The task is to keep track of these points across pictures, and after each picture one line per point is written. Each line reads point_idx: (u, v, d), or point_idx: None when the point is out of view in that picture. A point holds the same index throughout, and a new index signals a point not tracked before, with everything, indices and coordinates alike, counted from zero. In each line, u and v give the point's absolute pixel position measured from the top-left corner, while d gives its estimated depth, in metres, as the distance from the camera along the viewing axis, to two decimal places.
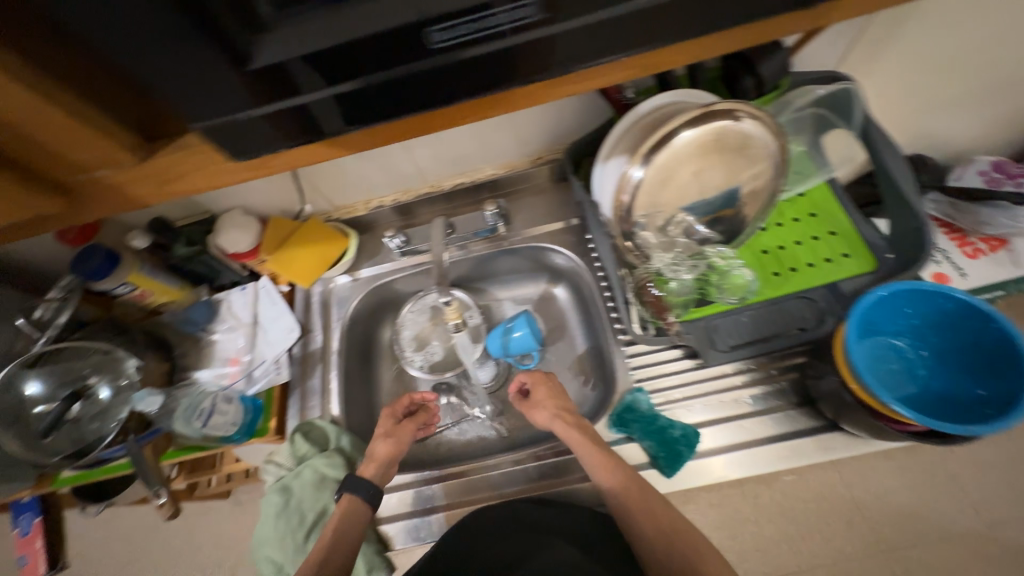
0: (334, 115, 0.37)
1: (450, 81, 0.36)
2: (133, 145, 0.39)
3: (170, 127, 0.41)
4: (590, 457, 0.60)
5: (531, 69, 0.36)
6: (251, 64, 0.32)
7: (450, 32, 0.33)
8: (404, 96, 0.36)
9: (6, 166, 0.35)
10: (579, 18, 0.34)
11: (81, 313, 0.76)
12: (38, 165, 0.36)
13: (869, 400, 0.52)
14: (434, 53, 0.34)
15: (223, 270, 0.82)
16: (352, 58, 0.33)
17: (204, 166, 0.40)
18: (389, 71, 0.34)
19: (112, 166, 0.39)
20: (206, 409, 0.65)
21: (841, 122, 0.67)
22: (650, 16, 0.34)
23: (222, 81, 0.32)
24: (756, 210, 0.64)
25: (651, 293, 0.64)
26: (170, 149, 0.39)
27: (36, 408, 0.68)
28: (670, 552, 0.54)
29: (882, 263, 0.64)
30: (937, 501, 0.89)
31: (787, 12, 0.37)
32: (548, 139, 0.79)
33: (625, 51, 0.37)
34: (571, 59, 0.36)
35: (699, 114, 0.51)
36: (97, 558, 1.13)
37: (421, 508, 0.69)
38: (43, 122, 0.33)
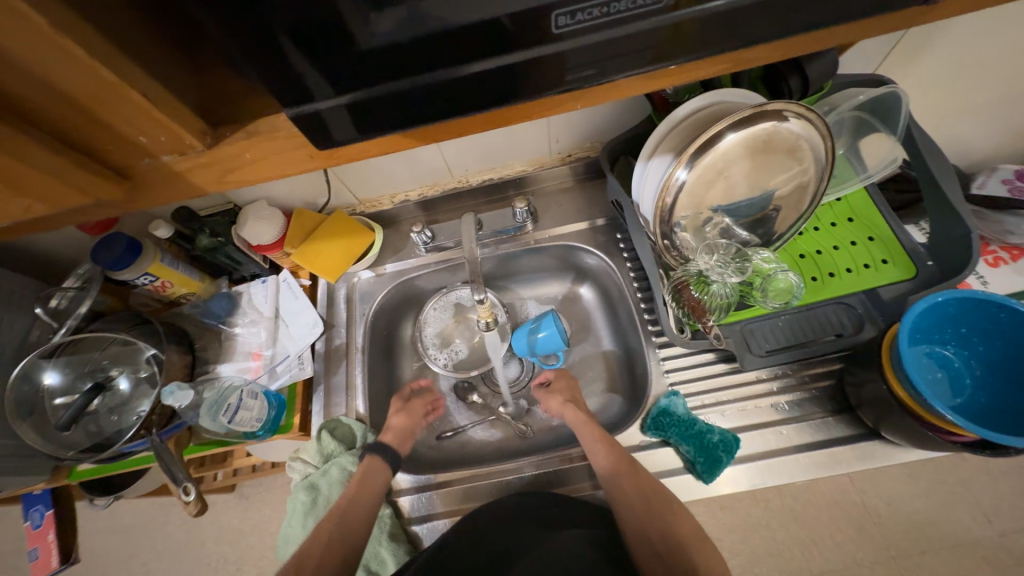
0: (415, 108, 0.32)
1: (507, 81, 0.32)
2: (198, 129, 0.32)
3: (237, 106, 0.34)
4: (591, 441, 0.64)
5: (637, 63, 0.32)
6: (358, 44, 0.27)
7: (576, 19, 0.29)
8: (495, 88, 0.32)
9: (60, 147, 0.29)
10: (678, 13, 0.30)
11: (99, 303, 0.74)
12: (99, 144, 0.30)
13: (918, 409, 0.52)
14: (546, 39, 0.30)
15: (246, 263, 0.80)
16: (454, 44, 0.29)
17: (280, 152, 0.34)
18: (451, 70, 0.30)
19: (177, 152, 0.32)
20: (233, 404, 0.63)
21: (882, 126, 0.64)
22: (764, 8, 0.31)
23: (302, 67, 0.28)
24: (795, 212, 0.63)
25: (690, 296, 0.62)
26: (239, 133, 0.32)
27: (54, 399, 0.66)
28: (656, 531, 0.56)
29: (922, 270, 0.63)
30: (949, 511, 0.88)
31: (893, 9, 0.33)
32: (579, 137, 0.78)
33: (723, 47, 0.33)
34: (676, 54, 0.32)
35: (749, 114, 0.50)
36: (104, 548, 1.12)
37: (418, 515, 0.66)
38: (99, 96, 0.27)
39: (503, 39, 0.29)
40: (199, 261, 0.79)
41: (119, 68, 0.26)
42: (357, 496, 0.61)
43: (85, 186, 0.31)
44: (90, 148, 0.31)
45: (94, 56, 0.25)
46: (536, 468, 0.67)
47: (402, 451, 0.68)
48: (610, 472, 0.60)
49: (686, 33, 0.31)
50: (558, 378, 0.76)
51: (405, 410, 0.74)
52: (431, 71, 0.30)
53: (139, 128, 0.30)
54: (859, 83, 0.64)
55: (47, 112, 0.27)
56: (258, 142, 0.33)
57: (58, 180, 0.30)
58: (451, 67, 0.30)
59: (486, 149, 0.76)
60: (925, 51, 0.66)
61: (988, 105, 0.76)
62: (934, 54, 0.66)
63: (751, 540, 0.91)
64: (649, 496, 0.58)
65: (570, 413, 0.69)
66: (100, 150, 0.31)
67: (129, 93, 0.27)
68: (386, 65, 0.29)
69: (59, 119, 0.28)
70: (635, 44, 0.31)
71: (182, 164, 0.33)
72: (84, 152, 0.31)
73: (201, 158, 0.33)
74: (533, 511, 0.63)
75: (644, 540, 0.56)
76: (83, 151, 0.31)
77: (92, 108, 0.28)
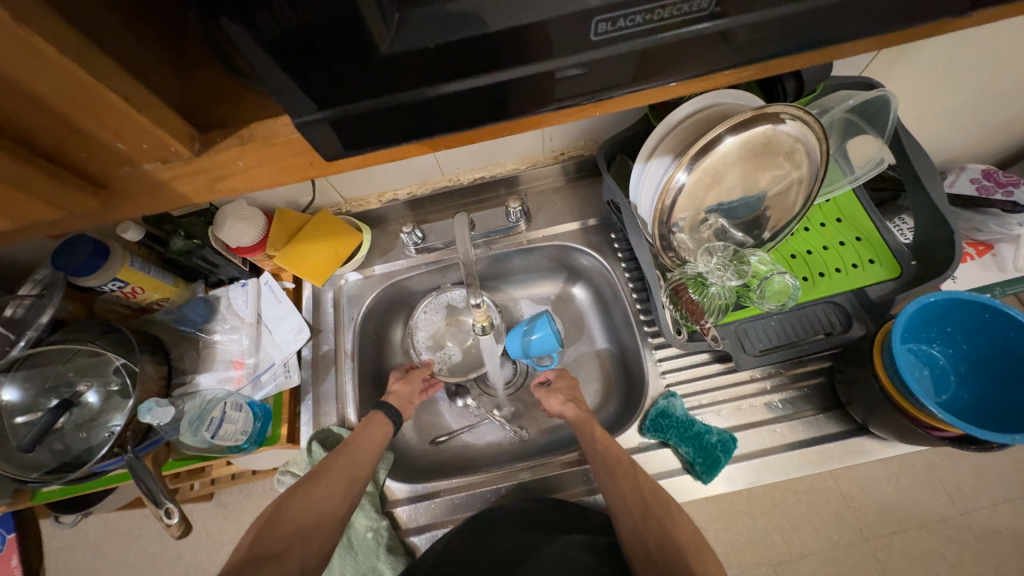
0: (435, 118, 0.30)
1: (534, 89, 0.30)
2: (183, 134, 0.29)
3: (224, 108, 0.31)
4: (590, 444, 0.63)
5: (663, 76, 0.32)
6: (379, 49, 0.26)
7: (616, 26, 0.28)
8: (520, 100, 0.31)
9: (29, 155, 0.27)
10: (718, 24, 0.29)
11: (60, 311, 0.69)
12: (65, 150, 0.27)
13: (905, 405, 0.53)
14: (585, 47, 0.28)
15: (224, 266, 0.75)
16: (482, 51, 0.27)
17: (272, 159, 0.31)
18: (480, 77, 0.29)
19: (159, 160, 0.29)
20: (216, 418, 0.60)
21: (871, 129, 0.66)
22: (796, 22, 0.30)
23: (316, 71, 0.26)
24: (788, 214, 0.64)
25: (687, 297, 0.62)
26: (229, 140, 0.30)
27: (15, 418, 0.61)
28: (653, 536, 0.54)
29: (906, 270, 0.65)
30: (918, 494, 0.92)
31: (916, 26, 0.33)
32: (573, 136, 0.76)
33: (749, 61, 0.32)
34: (705, 66, 0.32)
35: (748, 117, 0.50)
36: (70, 566, 1.05)
37: (412, 526, 0.64)
38: (72, 97, 0.24)
39: (539, 46, 0.28)
40: (173, 265, 0.75)
41: (93, 68, 0.24)
42: (360, 441, 0.62)
43: (57, 198, 0.28)
44: (62, 155, 0.28)
45: (63, 52, 0.22)
46: (532, 473, 0.66)
47: (404, 414, 0.70)
48: (608, 469, 0.60)
49: (718, 45, 0.30)
50: (561, 377, 0.75)
51: (405, 378, 0.75)
52: (463, 78, 0.28)
53: (116, 133, 0.27)
54: (849, 86, 0.66)
55: (10, 116, 0.25)
56: (253, 149, 0.30)
57: (26, 190, 0.27)
58: (483, 74, 0.29)
59: (478, 147, 0.73)
60: (913, 58, 0.66)
61: (966, 109, 0.77)
62: (919, 62, 0.66)
63: (735, 528, 0.94)
64: (644, 496, 0.57)
65: (574, 411, 0.68)
66: (72, 159, 0.28)
67: (105, 93, 0.24)
68: (413, 72, 0.27)
69: (23, 123, 0.25)
70: (673, 54, 0.30)
71: (165, 173, 0.30)
72: (53, 159, 0.28)
73: (185, 166, 0.30)
74: (531, 518, 0.63)
75: (638, 542, 0.55)
76: (52, 158, 0.28)
77: (60, 109, 0.25)
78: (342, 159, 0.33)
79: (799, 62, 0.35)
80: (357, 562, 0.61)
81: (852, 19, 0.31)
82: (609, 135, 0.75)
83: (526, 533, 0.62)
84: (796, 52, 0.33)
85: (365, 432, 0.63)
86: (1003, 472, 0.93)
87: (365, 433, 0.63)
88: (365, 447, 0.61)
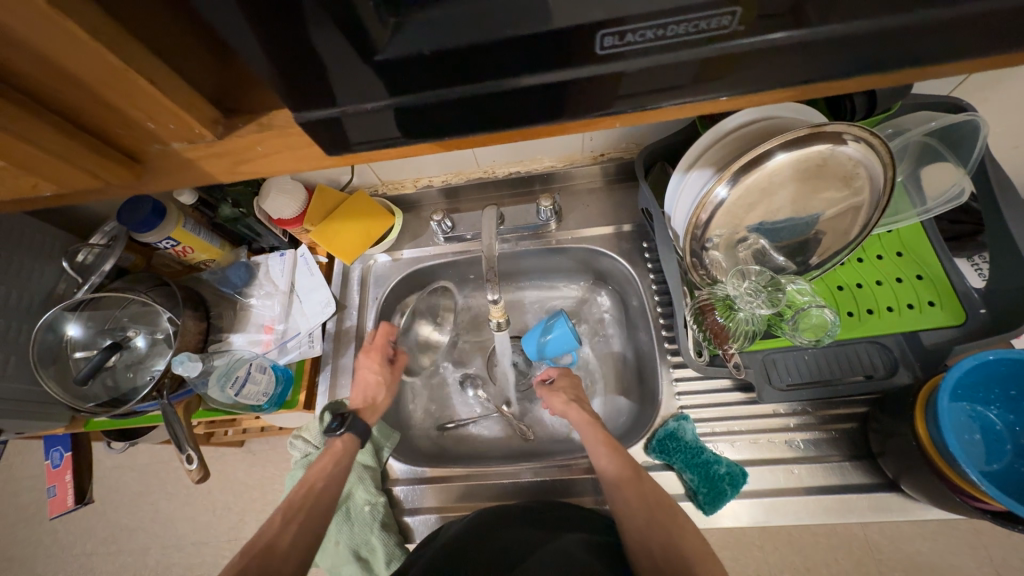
0: (439, 118, 0.31)
1: (543, 99, 0.31)
2: (209, 119, 0.33)
3: (252, 97, 0.35)
4: (593, 441, 0.62)
5: (673, 95, 0.31)
6: (378, 54, 0.27)
7: (625, 40, 0.27)
8: (531, 105, 0.31)
9: (77, 131, 0.32)
10: (738, 42, 0.28)
11: (123, 261, 0.76)
12: (109, 129, 0.32)
13: (949, 472, 0.48)
14: (591, 60, 0.28)
15: (264, 235, 0.80)
16: (488, 60, 0.28)
17: (289, 147, 0.34)
18: (485, 85, 0.29)
19: (186, 141, 0.33)
20: (241, 377, 0.64)
21: (952, 156, 0.59)
22: (821, 46, 0.28)
23: (328, 70, 0.28)
24: (838, 242, 0.59)
25: (713, 320, 0.59)
26: (249, 126, 0.34)
27: (75, 352, 0.68)
28: (657, 539, 0.53)
29: (973, 318, 0.58)
30: (960, 561, 0.83)
31: (973, 53, 0.30)
32: (613, 138, 0.74)
33: (767, 83, 0.31)
34: (719, 85, 0.31)
35: (804, 134, 0.46)
36: (119, 484, 1.18)
37: (409, 506, 0.66)
38: (108, 81, 0.28)
39: (544, 55, 0.28)
40: (220, 229, 0.79)
41: (122, 52, 0.27)
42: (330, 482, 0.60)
43: (95, 170, 0.33)
44: (103, 131, 0.32)
45: (94, 36, 0.25)
46: (532, 474, 0.66)
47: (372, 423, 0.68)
48: (613, 477, 0.58)
49: (735, 65, 0.29)
50: (562, 376, 0.74)
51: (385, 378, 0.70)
52: (470, 83, 0.29)
53: (147, 114, 0.30)
54: (933, 105, 0.59)
55: (59, 93, 0.29)
56: (268, 136, 0.33)
57: (69, 164, 0.32)
58: (488, 80, 0.29)
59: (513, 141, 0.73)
60: (1013, 81, 0.57)
61: None
62: (1019, 88, 0.58)
63: (742, 559, 0.90)
64: (650, 504, 0.56)
65: (576, 412, 0.67)
66: (107, 135, 0.33)
67: (132, 76, 0.27)
68: (420, 73, 0.28)
69: (72, 101, 0.29)
70: (683, 73, 0.30)
71: (191, 153, 0.35)
72: (91, 132, 0.32)
73: (209, 147, 0.34)
74: (534, 513, 0.60)
75: (644, 550, 0.53)
76: (97, 135, 0.33)
77: (98, 91, 0.29)
78: (362, 153, 0.35)
79: (834, 86, 0.33)
80: (353, 532, 0.63)
81: (895, 45, 0.29)
82: (651, 140, 0.72)
83: (526, 531, 0.58)
84: (829, 79, 0.31)
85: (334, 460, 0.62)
86: None
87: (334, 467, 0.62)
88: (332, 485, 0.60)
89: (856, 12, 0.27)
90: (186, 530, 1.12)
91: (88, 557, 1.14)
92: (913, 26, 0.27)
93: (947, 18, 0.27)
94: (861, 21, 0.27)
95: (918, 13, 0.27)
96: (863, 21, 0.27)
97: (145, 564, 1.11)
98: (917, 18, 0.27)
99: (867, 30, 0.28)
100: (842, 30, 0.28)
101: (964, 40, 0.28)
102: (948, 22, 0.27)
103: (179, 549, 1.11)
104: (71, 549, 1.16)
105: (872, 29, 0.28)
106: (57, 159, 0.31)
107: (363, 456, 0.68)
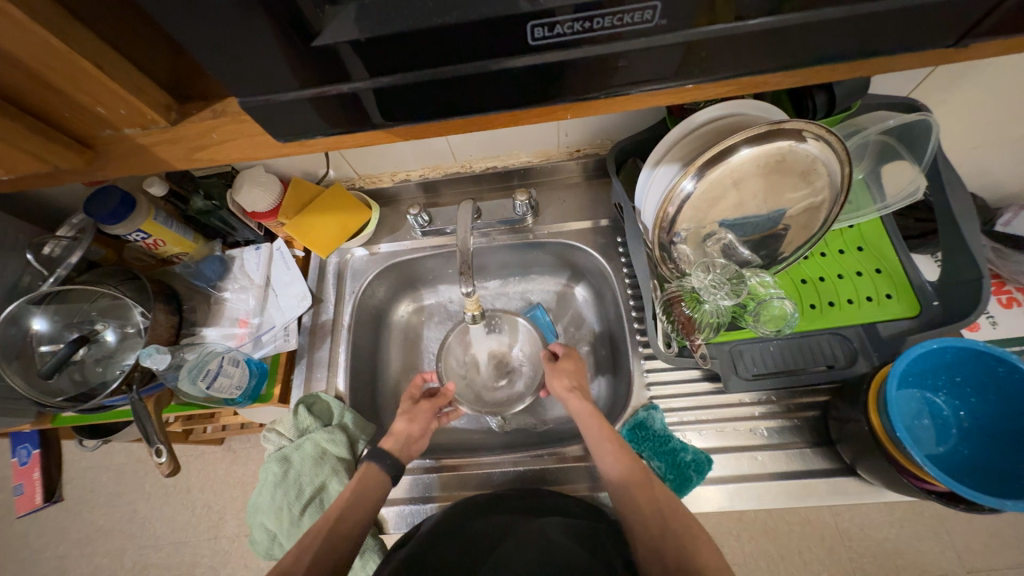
0: (388, 106, 0.32)
1: (486, 87, 0.31)
2: (163, 106, 0.34)
3: (208, 87, 0.36)
4: (598, 437, 0.61)
5: (613, 84, 0.32)
6: (317, 40, 0.27)
7: (554, 31, 0.28)
8: (476, 94, 0.32)
9: (24, 115, 0.32)
10: (668, 35, 0.29)
11: (92, 254, 0.75)
12: (58, 115, 0.32)
13: (895, 452, 0.50)
14: (524, 50, 0.29)
15: (240, 228, 0.79)
16: (424, 48, 0.28)
17: (246, 135, 0.35)
18: (427, 71, 0.30)
19: (138, 127, 0.34)
20: (213, 370, 0.63)
21: (907, 154, 0.62)
22: (751, 39, 0.29)
23: (266, 57, 0.27)
24: (800, 236, 0.61)
25: (681, 311, 0.61)
26: (203, 114, 0.34)
27: (40, 346, 0.66)
28: (671, 550, 0.50)
29: (927, 310, 0.61)
30: (926, 546, 0.86)
31: (898, 48, 0.31)
32: (587, 134, 0.75)
33: (706, 73, 0.32)
34: (657, 76, 0.32)
35: (764, 131, 0.47)
36: (95, 484, 1.16)
37: (420, 495, 0.67)
38: (57, 67, 0.29)
39: (483, 47, 0.29)
40: (194, 222, 0.78)
41: (63, 36, 0.27)
42: (346, 512, 0.58)
43: (41, 153, 0.33)
44: (52, 117, 0.33)
45: (33, 18, 0.26)
46: (510, 467, 0.67)
47: (404, 458, 0.65)
48: (619, 476, 0.57)
49: (671, 57, 0.30)
50: (567, 357, 0.72)
51: (409, 413, 0.70)
52: (409, 71, 0.30)
53: (96, 99, 0.31)
54: (890, 105, 0.61)
55: (4, 77, 0.29)
56: (223, 122, 0.34)
57: (14, 146, 0.32)
58: (430, 67, 0.29)
59: (490, 136, 0.73)
60: (965, 81, 0.59)
61: None
62: (971, 88, 0.60)
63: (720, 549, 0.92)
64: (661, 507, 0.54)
65: (575, 401, 0.66)
66: (56, 119, 0.33)
67: (78, 60, 0.28)
68: (363, 59, 0.29)
69: (18, 85, 0.30)
70: (619, 63, 0.30)
71: (145, 138, 0.35)
72: (41, 118, 0.33)
73: (163, 133, 0.35)
74: (515, 502, 0.61)
75: (655, 555, 0.51)
76: (48, 121, 0.33)
77: (43, 74, 0.29)
78: (317, 140, 0.36)
79: (770, 79, 0.35)
80: None
81: (823, 38, 0.30)
82: (625, 136, 0.73)
83: (506, 518, 0.58)
84: (765, 71, 0.32)
85: (354, 494, 0.60)
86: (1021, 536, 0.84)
87: (354, 496, 0.59)
88: (348, 519, 0.57)
89: (782, 7, 0.28)
90: (164, 529, 1.11)
91: (61, 559, 1.12)
92: (839, 20, 0.29)
93: (872, 14, 0.28)
94: (786, 15, 0.28)
95: (844, 9, 0.28)
96: (789, 15, 0.28)
97: (121, 564, 1.09)
98: (840, 12, 0.28)
99: (794, 24, 0.29)
100: (770, 23, 0.29)
101: (884, 38, 0.30)
102: (872, 17, 0.28)
103: (156, 549, 1.10)
104: (43, 551, 1.13)
105: (800, 22, 0.29)
106: (1, 141, 0.31)
107: (337, 448, 0.67)
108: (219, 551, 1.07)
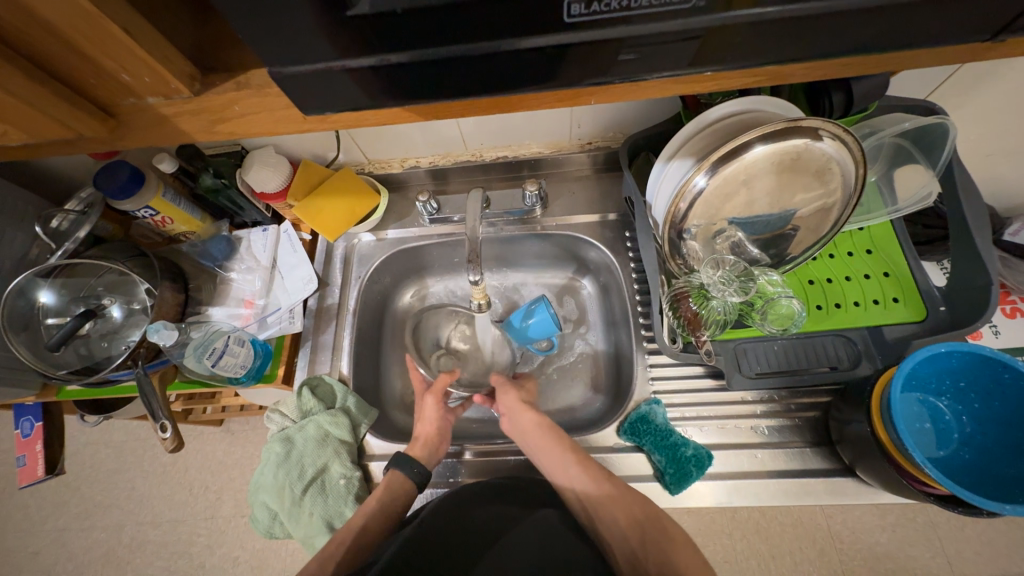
0: (415, 82, 0.32)
1: (515, 67, 0.31)
2: (187, 76, 0.34)
3: (232, 59, 0.35)
4: (555, 447, 0.60)
5: (642, 68, 0.32)
6: (352, 10, 0.27)
7: (591, 9, 0.28)
8: (503, 71, 0.31)
9: (50, 80, 0.32)
10: (703, 18, 0.28)
11: (100, 229, 0.74)
12: (83, 81, 0.32)
13: (898, 456, 0.50)
14: (558, 28, 0.29)
15: (247, 209, 0.79)
16: (456, 24, 0.28)
17: (268, 108, 0.35)
18: (458, 45, 0.29)
19: (161, 96, 0.34)
20: (219, 349, 0.63)
21: (922, 158, 0.61)
22: (787, 26, 0.29)
23: (298, 23, 0.27)
24: (810, 237, 0.61)
25: (688, 307, 0.61)
26: (226, 84, 0.34)
27: (48, 319, 0.67)
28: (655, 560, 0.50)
29: (933, 314, 0.61)
30: (915, 550, 0.87)
31: (933, 39, 0.31)
32: (601, 126, 0.75)
33: (738, 60, 0.32)
34: (687, 62, 0.32)
35: (781, 128, 0.47)
36: (95, 459, 1.17)
37: (444, 479, 0.67)
38: (86, 31, 0.29)
39: (517, 22, 0.28)
40: (201, 201, 0.78)
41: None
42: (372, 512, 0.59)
43: (67, 120, 0.33)
44: (77, 83, 0.33)
45: None
46: (508, 456, 0.68)
47: (430, 463, 0.64)
48: (594, 492, 0.56)
49: (704, 43, 0.30)
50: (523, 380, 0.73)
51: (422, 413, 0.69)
52: (441, 46, 0.29)
53: (121, 64, 0.31)
54: (909, 108, 0.61)
55: (32, 40, 0.29)
56: (246, 94, 0.34)
57: (38, 110, 0.32)
58: (460, 43, 0.29)
59: (503, 124, 0.73)
60: (985, 86, 0.59)
61: None
62: (990, 93, 0.60)
63: (712, 547, 0.93)
64: (642, 523, 0.53)
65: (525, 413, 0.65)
66: (80, 84, 0.33)
67: (108, 24, 0.28)
68: (393, 31, 0.28)
69: (46, 49, 0.30)
70: (650, 47, 0.30)
71: (168, 108, 0.35)
72: (67, 85, 0.33)
73: (185, 104, 0.35)
74: (519, 493, 0.61)
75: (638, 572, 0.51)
76: (76, 89, 0.33)
77: (71, 37, 0.29)
78: (337, 115, 0.35)
79: (799, 70, 0.34)
80: (326, 505, 0.63)
81: (857, 28, 0.29)
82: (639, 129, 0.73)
83: (506, 508, 0.58)
84: (796, 60, 0.32)
85: (380, 501, 0.60)
86: (1012, 543, 0.85)
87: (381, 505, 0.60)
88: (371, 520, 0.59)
89: None
90: (162, 508, 1.11)
91: (61, 532, 1.13)
92: (877, 8, 0.28)
93: (911, 2, 0.28)
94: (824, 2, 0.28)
95: None
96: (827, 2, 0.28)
97: (118, 540, 1.10)
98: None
99: (832, 12, 0.28)
100: (808, 10, 0.28)
101: (921, 29, 0.30)
102: (911, 6, 0.28)
103: (153, 526, 1.11)
104: (43, 524, 1.14)
105: (839, 9, 0.28)
106: (26, 106, 0.31)
107: (339, 431, 0.67)
108: (216, 531, 1.08)
